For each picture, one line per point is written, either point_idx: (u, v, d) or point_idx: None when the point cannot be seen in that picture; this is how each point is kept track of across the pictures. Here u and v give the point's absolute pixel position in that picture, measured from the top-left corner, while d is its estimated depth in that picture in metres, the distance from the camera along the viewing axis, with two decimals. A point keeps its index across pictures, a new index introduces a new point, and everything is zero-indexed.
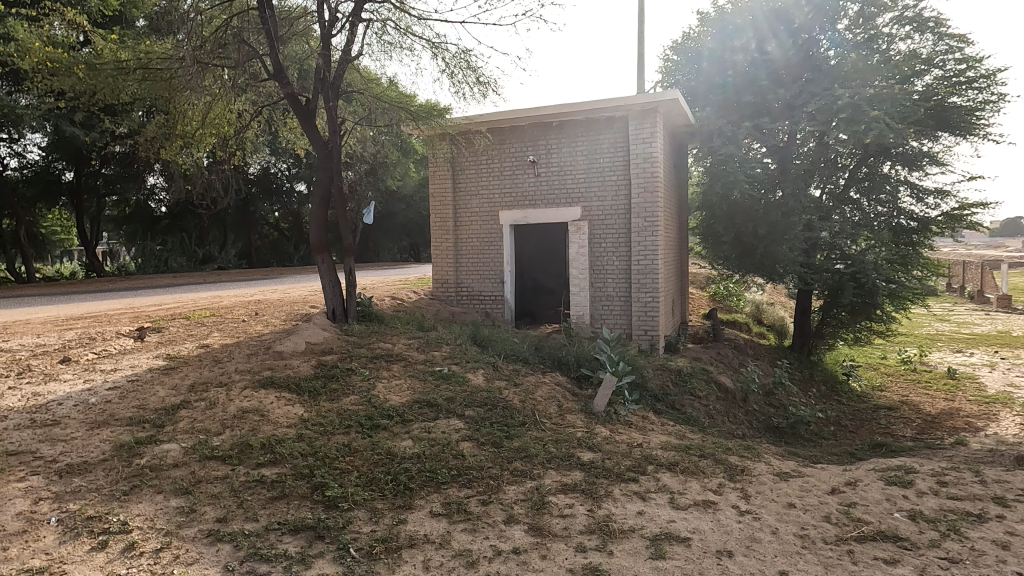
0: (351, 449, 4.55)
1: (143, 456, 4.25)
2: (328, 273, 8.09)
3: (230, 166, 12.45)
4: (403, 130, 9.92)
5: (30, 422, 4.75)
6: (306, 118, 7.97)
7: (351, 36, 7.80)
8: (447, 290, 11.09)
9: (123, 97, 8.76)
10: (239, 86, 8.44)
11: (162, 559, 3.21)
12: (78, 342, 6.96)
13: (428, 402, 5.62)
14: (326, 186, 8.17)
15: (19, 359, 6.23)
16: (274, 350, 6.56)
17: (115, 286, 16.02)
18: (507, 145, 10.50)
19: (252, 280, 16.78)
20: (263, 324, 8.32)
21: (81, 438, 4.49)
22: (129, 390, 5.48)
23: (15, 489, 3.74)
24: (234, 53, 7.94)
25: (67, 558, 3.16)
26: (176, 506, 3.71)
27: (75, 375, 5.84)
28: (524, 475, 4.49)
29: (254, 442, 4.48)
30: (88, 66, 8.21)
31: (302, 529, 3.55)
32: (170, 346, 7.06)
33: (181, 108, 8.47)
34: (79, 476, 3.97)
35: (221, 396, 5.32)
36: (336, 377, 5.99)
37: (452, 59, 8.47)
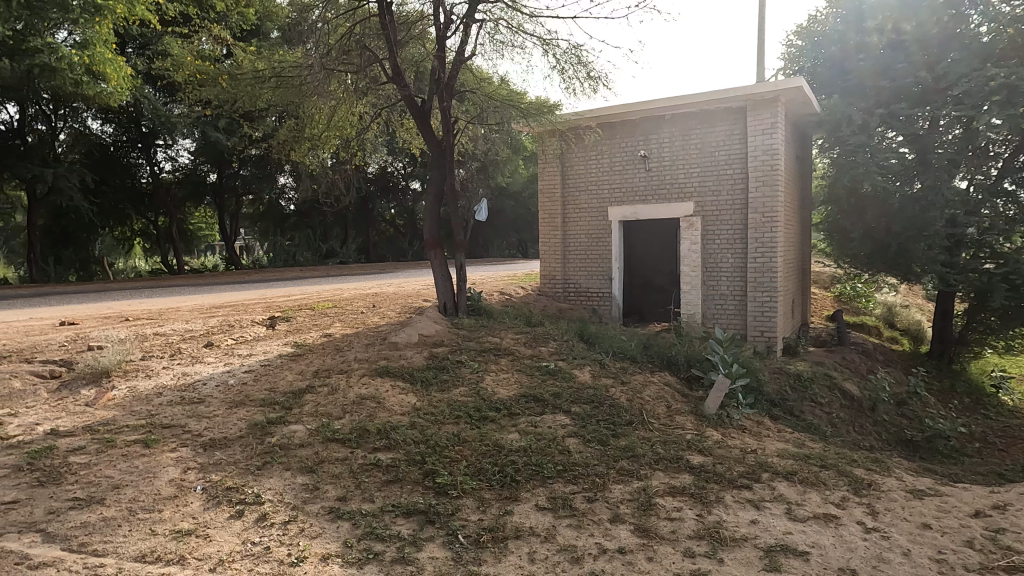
0: (460, 439, 4.69)
1: (274, 434, 4.61)
2: (439, 267, 8.36)
3: (352, 166, 13.19)
4: (513, 128, 10.07)
5: (180, 398, 5.33)
6: (421, 118, 8.32)
7: (466, 36, 8.03)
8: (555, 286, 11.13)
9: (260, 104, 9.51)
10: (361, 89, 8.99)
11: (290, 530, 3.46)
12: (220, 328, 7.68)
13: (535, 396, 5.68)
14: (439, 183, 8.45)
15: (170, 342, 6.97)
16: (389, 340, 6.89)
17: (250, 278, 17.40)
18: (618, 139, 10.37)
19: (370, 274, 17.69)
20: (380, 315, 8.76)
21: (222, 416, 4.95)
22: (262, 373, 5.97)
23: (167, 459, 4.19)
24: (357, 58, 8.51)
25: (210, 523, 3.49)
26: (302, 483, 3.99)
27: (218, 358, 6.44)
28: (631, 475, 4.43)
29: (372, 427, 4.72)
30: (230, 76, 8.97)
31: (414, 512, 3.69)
32: (297, 334, 7.61)
33: (309, 112, 9.12)
34: (220, 450, 4.38)
35: (342, 382, 5.67)
36: (447, 368, 6.20)
37: (563, 55, 8.48)
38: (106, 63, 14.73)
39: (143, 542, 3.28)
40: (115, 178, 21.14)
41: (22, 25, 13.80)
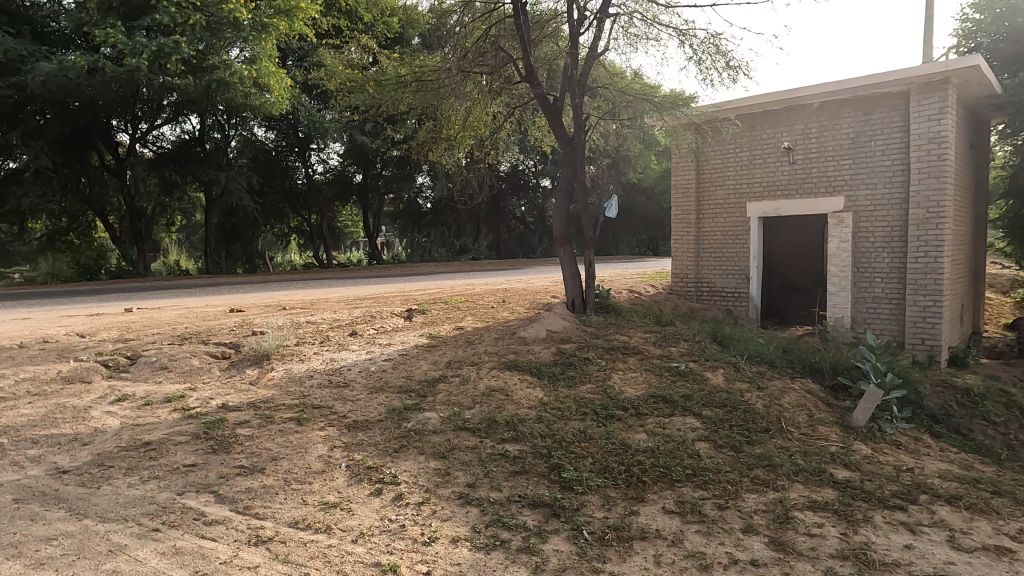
0: (587, 435, 4.69)
1: (410, 420, 4.88)
2: (568, 264, 8.41)
3: (485, 165, 13.59)
4: (645, 123, 9.87)
5: (329, 381, 5.80)
6: (553, 116, 8.40)
7: (599, 32, 7.99)
8: (687, 285, 10.78)
9: (402, 108, 10.06)
10: (495, 90, 9.26)
11: (423, 512, 3.63)
12: (363, 318, 8.24)
13: (664, 397, 5.54)
14: (569, 181, 8.46)
15: (320, 330, 7.60)
16: (518, 334, 7.04)
17: (391, 272, 18.41)
18: (759, 131, 9.82)
19: (500, 270, 18.12)
20: (509, 311, 8.96)
21: (364, 400, 5.32)
22: (400, 362, 6.34)
23: (317, 436, 4.57)
24: (492, 60, 8.82)
25: (352, 499, 3.76)
26: (435, 467, 4.18)
27: (361, 346, 6.93)
28: (766, 485, 4.20)
29: (501, 419, 4.85)
30: (376, 83, 9.56)
31: (539, 505, 3.73)
32: (432, 326, 7.99)
33: (445, 115, 9.51)
34: (362, 431, 4.71)
35: (473, 373, 5.89)
36: (574, 365, 6.23)
37: (700, 45, 8.18)
38: (270, 76, 16.60)
39: (296, 510, 3.61)
40: (275, 180, 23.36)
41: (202, 44, 15.70)
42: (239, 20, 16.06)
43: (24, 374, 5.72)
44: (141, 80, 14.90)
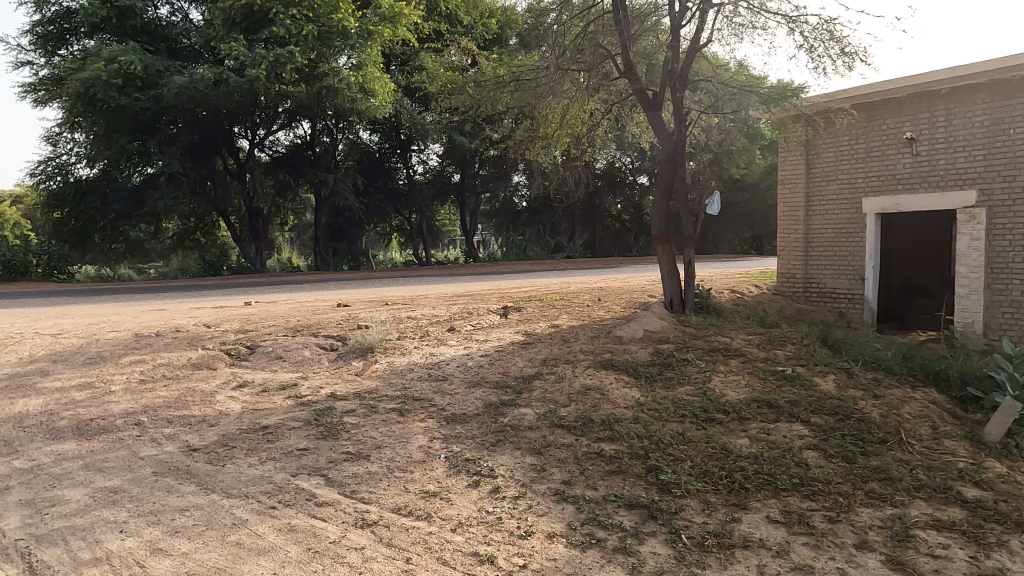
0: (686, 438, 4.57)
1: (506, 415, 4.95)
2: (666, 262, 8.22)
3: (582, 162, 13.51)
4: (750, 116, 9.48)
5: (428, 374, 6.00)
6: (652, 111, 8.24)
7: (701, 23, 7.76)
8: (794, 285, 10.25)
9: (499, 109, 10.20)
10: (593, 87, 9.24)
11: (519, 505, 3.68)
12: (460, 315, 8.45)
13: (769, 401, 5.30)
14: (669, 177, 8.25)
15: (420, 326, 7.86)
16: (614, 333, 6.97)
17: (486, 270, 18.70)
18: (878, 121, 9.17)
19: (595, 269, 17.97)
20: (604, 309, 8.87)
21: (462, 394, 5.45)
22: (496, 358, 6.46)
23: (417, 427, 4.74)
24: (589, 57, 8.80)
25: (452, 489, 3.87)
26: (530, 463, 4.21)
27: (459, 342, 7.11)
28: (883, 499, 3.92)
29: (596, 418, 4.82)
30: (475, 84, 9.57)
31: (636, 506, 3.67)
32: (527, 323, 8.07)
33: (543, 113, 9.57)
34: (460, 425, 4.83)
35: (568, 371, 5.89)
36: (673, 366, 6.08)
37: (812, 31, 7.74)
38: (375, 80, 17.27)
39: (399, 496, 3.76)
40: (379, 180, 24.37)
41: (314, 53, 16.61)
42: (347, 29, 16.96)
43: (160, 360, 6.31)
44: (260, 90, 16.00)
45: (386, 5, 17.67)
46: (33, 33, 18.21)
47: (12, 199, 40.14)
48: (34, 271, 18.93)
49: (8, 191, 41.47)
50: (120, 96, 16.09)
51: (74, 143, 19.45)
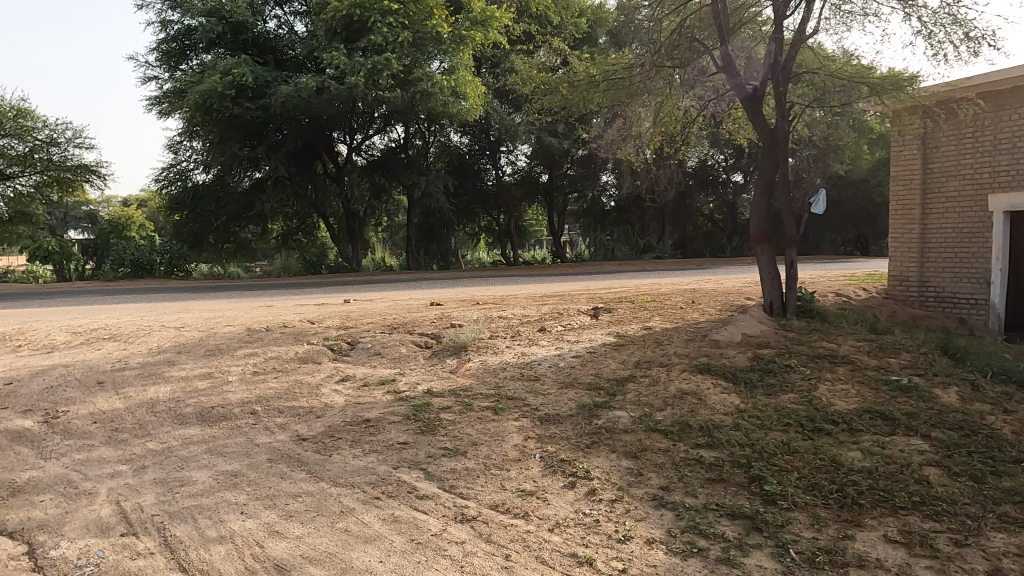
0: (790, 448, 4.37)
1: (601, 417, 4.91)
2: (766, 264, 7.88)
3: (674, 161, 13.17)
4: (859, 108, 8.94)
5: (520, 374, 6.05)
6: (753, 107, 7.93)
7: (807, 13, 7.40)
8: (908, 290, 9.56)
9: (591, 108, 10.08)
10: (689, 84, 9.02)
11: (616, 509, 3.63)
12: (551, 315, 8.47)
13: (883, 413, 4.98)
14: (770, 175, 7.91)
15: (511, 325, 7.94)
16: (710, 337, 6.77)
17: (574, 271, 18.59)
18: (1008, 111, 8.41)
19: (687, 270, 17.48)
20: (699, 312, 8.63)
21: (555, 395, 5.46)
22: (588, 359, 6.42)
23: (512, 426, 4.79)
24: (685, 53, 8.59)
25: (547, 489, 3.88)
26: (627, 466, 4.15)
27: (550, 342, 7.13)
28: (1018, 524, 3.59)
29: (694, 423, 4.70)
30: (568, 84, 9.34)
31: (739, 516, 3.55)
32: (619, 325, 7.97)
33: (636, 112, 9.42)
34: (554, 425, 4.84)
35: (663, 374, 5.78)
36: (774, 372, 5.82)
37: (932, 16, 7.20)
38: (466, 84, 17.63)
39: (496, 494, 3.81)
40: (468, 182, 24.84)
41: (409, 59, 17.16)
42: (440, 34, 17.42)
43: (271, 354, 6.72)
44: (359, 96, 16.70)
45: (477, 9, 18.14)
46: (159, 50, 19.85)
47: (138, 203, 43.86)
48: (157, 270, 20.58)
49: (137, 197, 45.41)
50: (233, 105, 17.23)
51: (193, 150, 21.05)
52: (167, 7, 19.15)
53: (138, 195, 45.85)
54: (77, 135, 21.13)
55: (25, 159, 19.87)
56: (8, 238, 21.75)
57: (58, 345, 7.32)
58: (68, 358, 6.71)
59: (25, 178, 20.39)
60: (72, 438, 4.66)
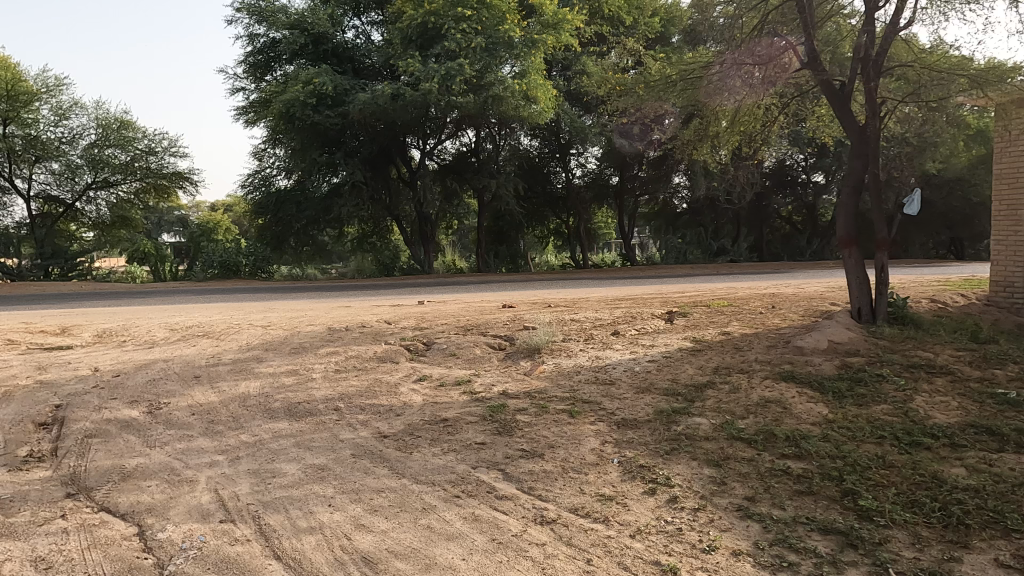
0: (886, 462, 4.15)
1: (679, 424, 4.81)
2: (855, 268, 7.50)
3: (753, 161, 12.75)
4: (958, 102, 8.38)
5: (595, 378, 6.01)
6: (840, 104, 7.57)
7: (901, 3, 7.00)
8: (1013, 296, 8.88)
9: (666, 109, 9.89)
10: (770, 81, 8.70)
11: (700, 518, 3.55)
12: (624, 319, 8.37)
13: (988, 428, 4.64)
14: (858, 174, 7.53)
15: (584, 328, 7.89)
16: (793, 344, 6.51)
17: (645, 274, 18.30)
18: None
19: (765, 274, 16.88)
20: (780, 317, 8.32)
21: (631, 399, 5.39)
22: (664, 363, 6.30)
23: (588, 430, 4.76)
24: (767, 50, 8.29)
25: (627, 495, 3.83)
26: (709, 475, 4.04)
27: (624, 346, 7.04)
28: None
29: (780, 433, 4.53)
30: (646, 85, 9.22)
31: (832, 532, 3.39)
32: (695, 329, 7.78)
33: (714, 111, 9.18)
34: (632, 430, 4.77)
35: (744, 382, 5.59)
36: (865, 382, 5.54)
37: None
38: (538, 87, 17.64)
39: (575, 497, 3.79)
40: (538, 185, 24.92)
41: (481, 64, 17.36)
42: (512, 39, 17.54)
43: (351, 353, 6.94)
44: (433, 101, 17.03)
45: (549, 13, 18.21)
46: (246, 63, 20.91)
47: (225, 208, 46.29)
48: (243, 271, 22.23)
49: (224, 202, 47.96)
50: (314, 113, 17.92)
51: (276, 157, 22.05)
52: (255, 22, 20.16)
53: (224, 201, 48.38)
54: (172, 145, 22.52)
55: (128, 167, 21.31)
56: (111, 240, 23.41)
57: (157, 341, 7.80)
58: (167, 353, 7.14)
59: (126, 185, 21.84)
60: (173, 428, 4.96)
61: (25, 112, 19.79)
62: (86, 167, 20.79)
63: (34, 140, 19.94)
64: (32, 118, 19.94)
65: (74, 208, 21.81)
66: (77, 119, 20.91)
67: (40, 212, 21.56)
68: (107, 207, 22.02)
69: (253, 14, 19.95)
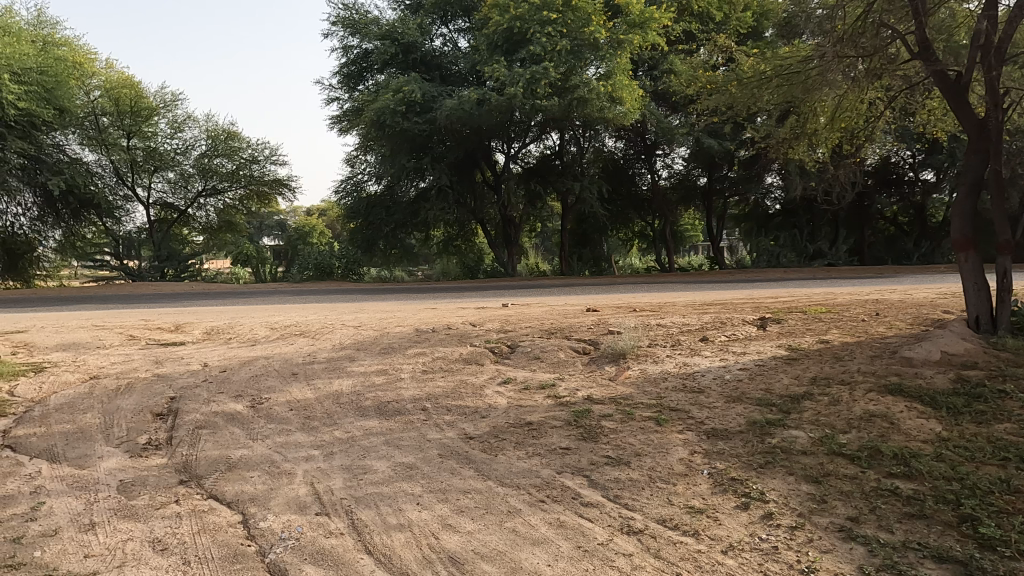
0: (1011, 487, 3.78)
1: (774, 436, 4.59)
2: (972, 274, 6.91)
3: (856, 158, 11.99)
4: None
5: (683, 385, 5.84)
6: (956, 96, 6.98)
7: None
8: None
9: (759, 106, 9.52)
10: (876, 74, 8.15)
11: (797, 537, 3.37)
12: (713, 324, 8.10)
13: None
14: (977, 172, 6.93)
15: (671, 334, 7.70)
16: (901, 355, 6.07)
17: (735, 278, 17.65)
18: None
19: (866, 279, 15.86)
20: (886, 325, 7.78)
21: (721, 408, 5.20)
22: (757, 372, 6.04)
23: (676, 438, 4.64)
24: (872, 41, 7.76)
25: (719, 508, 3.69)
26: (807, 492, 3.83)
27: (714, 353, 6.81)
28: None
29: (887, 450, 4.24)
30: (738, 82, 9.14)
31: (948, 560, 3.12)
32: (790, 337, 7.41)
33: (812, 107, 8.73)
34: (722, 440, 4.60)
35: (845, 394, 5.26)
36: (984, 398, 5.07)
37: None
38: (623, 89, 17.37)
39: (663, 508, 3.70)
40: (623, 186, 24.78)
41: (566, 67, 17.35)
42: (598, 40, 17.40)
43: (438, 354, 7.09)
44: (518, 105, 17.16)
45: (635, 12, 17.91)
46: (341, 74, 21.87)
47: (320, 212, 48.57)
48: (336, 272, 23.26)
49: (320, 206, 50.25)
50: (403, 120, 18.47)
51: (367, 163, 22.90)
52: (349, 34, 21.00)
53: (319, 205, 50.75)
54: (273, 153, 23.86)
55: (233, 175, 22.81)
56: (219, 244, 25.09)
57: (259, 339, 8.28)
58: (268, 351, 7.57)
59: (232, 192, 23.35)
60: (274, 422, 5.24)
61: (145, 127, 21.53)
62: (198, 175, 22.54)
63: (153, 151, 21.81)
64: (152, 132, 21.71)
65: (186, 214, 23.46)
66: (189, 131, 22.56)
67: (157, 218, 23.12)
68: (215, 213, 23.71)
69: (347, 27, 20.82)
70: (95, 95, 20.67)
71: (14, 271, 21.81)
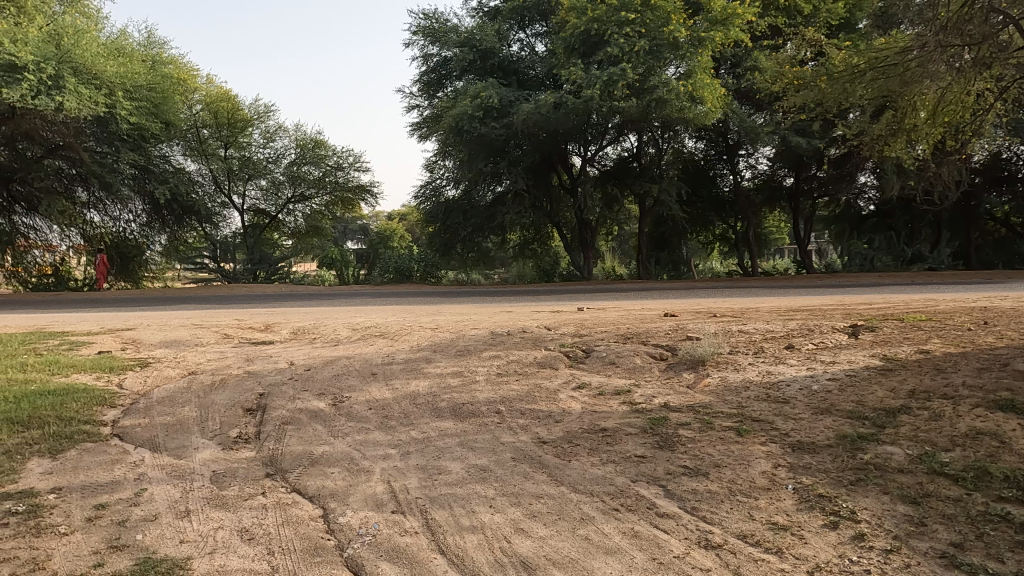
0: None
1: (866, 452, 4.31)
2: None
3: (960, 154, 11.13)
4: None
5: (766, 395, 5.58)
6: None
7: None
8: None
9: (851, 101, 9.02)
10: (984, 64, 7.55)
11: (893, 562, 3.14)
12: (799, 331, 7.73)
13: None
14: None
15: (753, 341, 7.39)
16: (1013, 368, 5.56)
17: (823, 283, 16.76)
18: None
19: (972, 284, 14.64)
20: (995, 335, 7.17)
21: (808, 421, 4.93)
22: (847, 383, 5.70)
23: (758, 450, 4.44)
24: (980, 28, 7.21)
25: (805, 526, 3.49)
26: (904, 513, 3.57)
27: (800, 361, 6.48)
28: None
29: (996, 471, 3.90)
30: (828, 77, 8.76)
31: None
32: (886, 346, 6.94)
33: (910, 101, 8.20)
34: (808, 454, 4.36)
35: (947, 409, 4.87)
36: None
37: None
38: (704, 87, 16.87)
39: (745, 522, 3.54)
40: (703, 188, 24.26)
41: (644, 68, 17.08)
42: (677, 39, 17.06)
43: (512, 357, 7.11)
44: (596, 107, 17.03)
45: (717, 9, 17.43)
46: (421, 81, 22.46)
47: (399, 217, 49.96)
48: (415, 275, 22.73)
49: (399, 212, 51.67)
50: (481, 125, 18.69)
51: (445, 169, 23.37)
52: (429, 43, 21.56)
53: (399, 211, 52.21)
54: (357, 160, 24.82)
55: (320, 182, 23.98)
56: (305, 248, 26.17)
57: (341, 339, 8.59)
58: (349, 351, 7.83)
59: (319, 198, 24.48)
60: (354, 420, 5.42)
61: (241, 138, 23.26)
62: (287, 182, 23.78)
63: (248, 161, 23.34)
64: (246, 142, 23.35)
65: (278, 219, 24.76)
66: (280, 140, 23.79)
67: (251, 223, 24.51)
68: (302, 218, 24.84)
69: (427, 35, 21.37)
70: (197, 109, 22.22)
71: (125, 273, 23.09)
